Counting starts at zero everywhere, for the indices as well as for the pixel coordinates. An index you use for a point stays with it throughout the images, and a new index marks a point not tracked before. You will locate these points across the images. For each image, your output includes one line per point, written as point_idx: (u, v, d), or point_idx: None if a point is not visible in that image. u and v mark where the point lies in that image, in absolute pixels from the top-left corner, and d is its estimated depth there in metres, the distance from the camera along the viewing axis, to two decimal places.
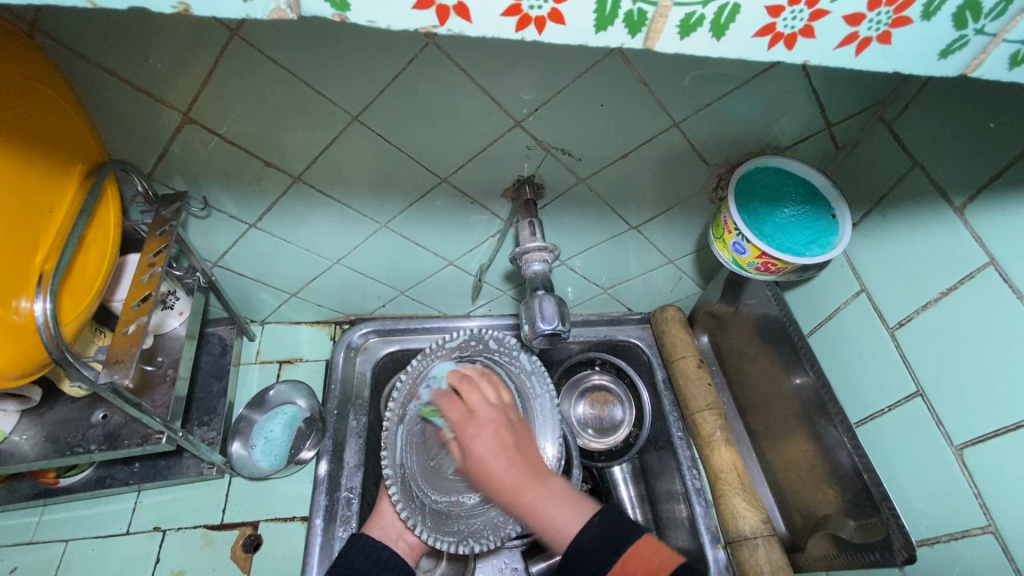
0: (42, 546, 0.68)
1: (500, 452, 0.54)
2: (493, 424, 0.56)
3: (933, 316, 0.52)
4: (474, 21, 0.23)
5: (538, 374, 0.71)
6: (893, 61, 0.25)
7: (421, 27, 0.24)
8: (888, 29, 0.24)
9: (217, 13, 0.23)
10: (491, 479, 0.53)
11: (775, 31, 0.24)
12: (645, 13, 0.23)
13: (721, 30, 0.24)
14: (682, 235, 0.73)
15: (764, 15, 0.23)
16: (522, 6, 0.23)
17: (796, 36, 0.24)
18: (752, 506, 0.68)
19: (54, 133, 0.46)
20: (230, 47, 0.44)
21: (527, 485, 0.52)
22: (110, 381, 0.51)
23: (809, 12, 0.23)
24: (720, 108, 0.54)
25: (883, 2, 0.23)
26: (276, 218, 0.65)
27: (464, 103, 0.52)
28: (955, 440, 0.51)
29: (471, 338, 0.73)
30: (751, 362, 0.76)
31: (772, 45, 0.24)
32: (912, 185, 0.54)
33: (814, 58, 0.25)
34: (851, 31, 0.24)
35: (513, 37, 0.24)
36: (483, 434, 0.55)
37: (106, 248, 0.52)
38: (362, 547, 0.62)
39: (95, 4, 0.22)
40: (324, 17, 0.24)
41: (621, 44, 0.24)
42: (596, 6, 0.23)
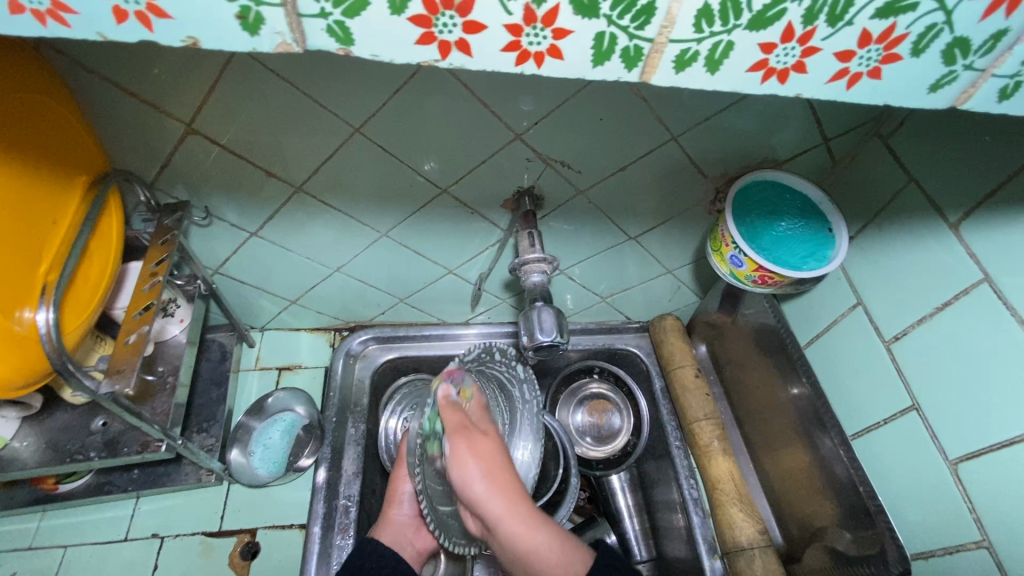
0: (41, 551, 0.68)
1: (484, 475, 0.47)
2: (488, 443, 0.49)
3: (928, 331, 0.53)
4: (475, 56, 0.24)
5: (528, 380, 0.69)
6: (883, 95, 0.25)
7: (423, 61, 0.24)
8: (877, 66, 0.24)
9: (226, 47, 0.24)
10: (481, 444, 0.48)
11: (768, 66, 0.24)
12: (641, 49, 0.24)
13: (715, 65, 0.24)
14: (680, 245, 0.73)
15: (757, 52, 0.24)
16: (521, 42, 0.23)
17: (789, 71, 0.24)
18: (749, 517, 0.68)
19: (55, 145, 0.46)
20: (234, 60, 0.45)
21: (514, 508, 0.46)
22: (110, 391, 0.51)
23: (801, 49, 0.23)
24: (718, 122, 0.55)
25: (873, 40, 0.23)
26: (278, 227, 0.66)
27: (465, 115, 0.52)
28: (949, 454, 0.51)
29: (483, 349, 0.66)
30: (748, 372, 0.77)
31: (765, 79, 0.25)
32: (907, 200, 0.54)
33: (806, 91, 0.25)
34: (842, 66, 0.24)
35: (513, 71, 0.25)
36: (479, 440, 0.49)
37: (108, 258, 0.53)
38: (371, 553, 0.61)
39: (106, 38, 0.23)
40: (330, 52, 0.24)
41: (618, 78, 0.25)
42: (593, 42, 0.23)
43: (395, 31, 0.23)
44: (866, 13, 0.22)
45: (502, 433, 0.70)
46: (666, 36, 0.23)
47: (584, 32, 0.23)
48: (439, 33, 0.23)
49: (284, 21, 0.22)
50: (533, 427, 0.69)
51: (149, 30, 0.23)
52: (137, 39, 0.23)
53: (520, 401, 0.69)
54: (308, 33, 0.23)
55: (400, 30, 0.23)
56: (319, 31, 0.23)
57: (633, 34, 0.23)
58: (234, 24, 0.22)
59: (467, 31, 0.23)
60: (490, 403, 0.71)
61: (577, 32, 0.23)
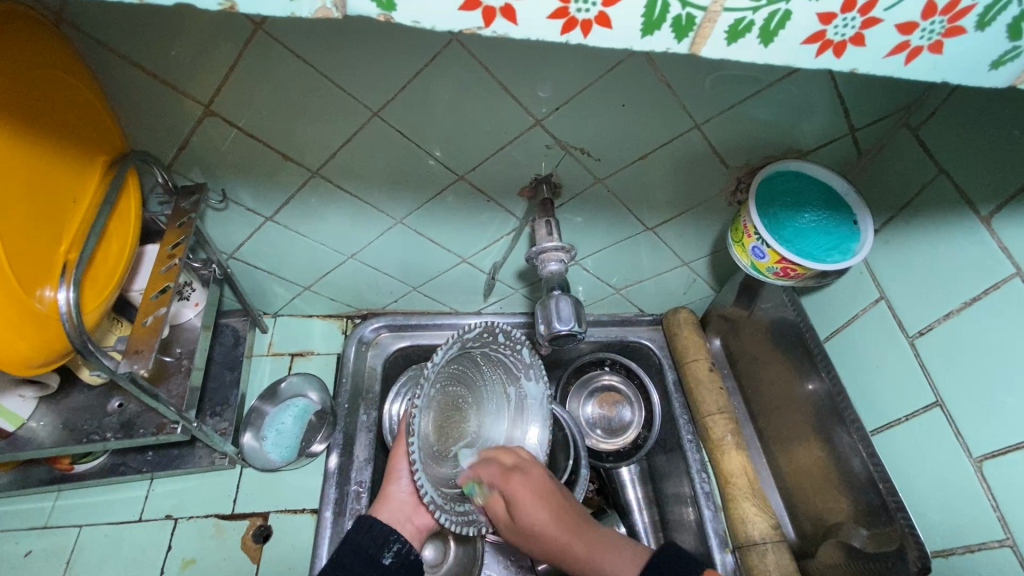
0: (56, 530, 0.69)
1: (541, 529, 0.57)
2: (539, 476, 0.61)
3: (954, 326, 0.52)
4: (519, 23, 0.23)
5: (534, 367, 0.71)
6: (943, 71, 0.24)
7: (465, 28, 0.24)
8: (940, 39, 0.23)
9: (265, 12, 0.23)
10: (531, 507, 0.58)
11: (825, 38, 0.23)
12: (694, 18, 0.23)
13: (769, 36, 0.23)
14: (697, 237, 0.72)
15: (815, 22, 0.23)
16: (568, 9, 0.22)
17: (846, 43, 0.23)
18: (762, 512, 0.67)
19: (77, 124, 0.46)
20: (253, 39, 0.44)
21: (569, 547, 0.57)
22: (129, 370, 0.51)
23: (861, 20, 0.22)
24: (740, 112, 0.54)
25: (938, 11, 0.22)
26: (293, 212, 0.65)
27: (484, 99, 0.51)
28: (973, 452, 0.50)
29: (484, 329, 0.63)
30: (763, 367, 0.76)
31: (820, 52, 0.24)
32: (936, 192, 0.53)
33: (862, 65, 0.24)
34: (903, 39, 0.23)
35: (558, 40, 0.24)
36: (527, 511, 0.58)
37: (127, 239, 0.53)
38: (369, 531, 0.60)
39: None
40: (369, 17, 0.24)
41: (666, 49, 0.24)
42: (643, 10, 0.22)
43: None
44: None
45: (512, 420, 0.72)
46: (720, 4, 0.22)
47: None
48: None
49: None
50: (542, 415, 0.72)
51: None
52: None
53: (525, 390, 0.71)
54: None
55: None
56: None
57: (686, 2, 0.22)
58: None
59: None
60: (497, 388, 0.72)
61: None
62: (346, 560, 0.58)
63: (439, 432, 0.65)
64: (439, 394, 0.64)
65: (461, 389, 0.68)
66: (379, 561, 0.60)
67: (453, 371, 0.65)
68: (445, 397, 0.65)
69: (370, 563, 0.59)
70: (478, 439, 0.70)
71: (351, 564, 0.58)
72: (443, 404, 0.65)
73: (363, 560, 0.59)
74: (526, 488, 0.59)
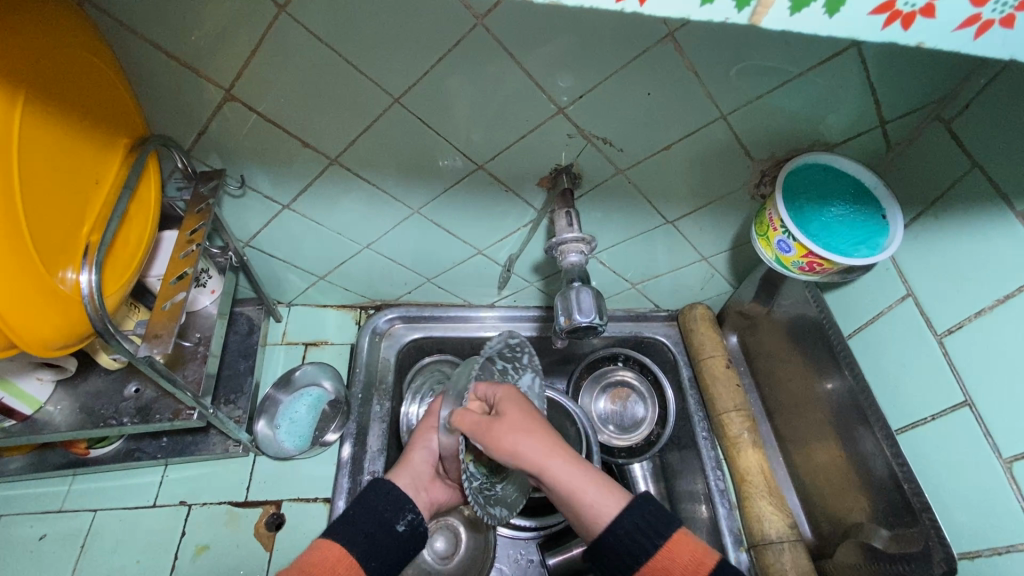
0: (71, 514, 0.69)
1: (526, 440, 0.50)
2: (517, 410, 0.52)
3: (986, 325, 0.51)
4: None
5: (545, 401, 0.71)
6: (1014, 47, 0.23)
7: None
8: (1013, 11, 0.22)
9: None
10: (513, 440, 0.49)
11: (894, 9, 0.22)
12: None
13: (835, 5, 0.22)
14: (718, 231, 0.71)
15: None
16: None
17: (915, 14, 0.22)
18: (779, 510, 0.66)
19: (100, 106, 0.45)
20: (276, 23, 0.44)
21: (553, 457, 0.50)
22: (148, 354, 0.51)
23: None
24: (768, 103, 0.53)
25: None
26: (310, 200, 0.65)
27: (507, 86, 0.50)
28: (1003, 453, 0.49)
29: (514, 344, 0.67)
30: (781, 364, 0.75)
31: (888, 24, 0.23)
32: (969, 188, 0.52)
33: (928, 39, 0.23)
34: (974, 12, 0.22)
35: (613, 8, 0.22)
36: (513, 421, 0.51)
37: (146, 223, 0.53)
38: (387, 494, 0.57)
39: None
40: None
41: (725, 19, 0.22)
42: None
43: None
44: None
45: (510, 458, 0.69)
46: None
47: None
48: None
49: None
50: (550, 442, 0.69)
51: None
52: None
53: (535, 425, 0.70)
54: None
55: None
56: None
57: None
58: None
59: None
60: None
61: None
62: (357, 516, 0.55)
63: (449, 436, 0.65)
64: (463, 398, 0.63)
65: None
66: (394, 526, 0.56)
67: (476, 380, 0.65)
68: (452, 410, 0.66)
69: (383, 528, 0.55)
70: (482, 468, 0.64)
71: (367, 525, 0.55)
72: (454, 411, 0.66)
73: (378, 521, 0.56)
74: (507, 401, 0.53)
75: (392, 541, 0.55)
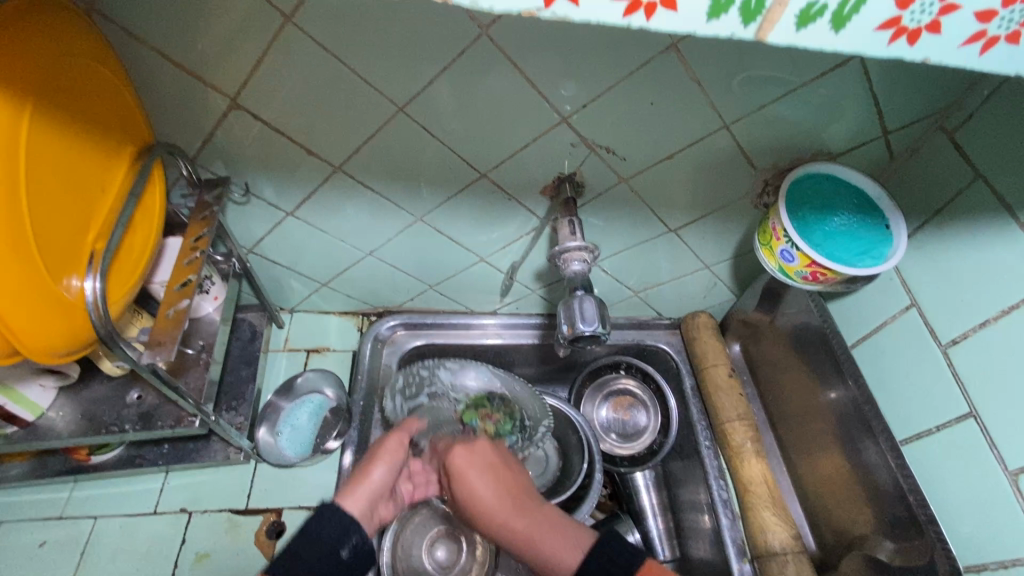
0: (71, 521, 0.69)
1: (486, 495, 0.57)
2: (478, 468, 0.59)
3: (992, 335, 0.50)
4: (582, 5, 0.21)
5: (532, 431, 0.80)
6: (1016, 62, 0.24)
7: (526, 9, 0.22)
8: (1018, 28, 0.22)
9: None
10: (473, 499, 0.57)
11: (900, 24, 0.22)
12: (762, 1, 0.21)
13: (841, 21, 0.22)
14: (720, 240, 0.71)
15: (891, 7, 0.22)
16: None
17: (921, 30, 0.22)
18: (783, 521, 0.66)
19: (107, 115, 0.46)
20: (282, 33, 0.44)
21: (511, 514, 0.56)
22: (151, 362, 0.51)
23: (939, 5, 0.22)
24: (772, 112, 0.53)
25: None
26: (314, 207, 0.65)
27: (511, 97, 0.51)
28: (1009, 464, 0.49)
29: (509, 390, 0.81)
30: (784, 374, 0.75)
31: (893, 39, 0.23)
32: (973, 198, 0.52)
33: (936, 54, 0.23)
34: (980, 28, 0.22)
35: (619, 24, 0.22)
36: (473, 478, 0.58)
37: (151, 230, 0.53)
38: (332, 519, 0.54)
39: None
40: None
41: (731, 34, 0.23)
42: None
43: None
44: None
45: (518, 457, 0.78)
46: None
47: None
48: None
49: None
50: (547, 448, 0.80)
51: None
52: None
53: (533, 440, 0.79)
54: None
55: None
56: None
57: None
58: None
59: None
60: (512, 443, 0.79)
61: None
62: (301, 549, 0.52)
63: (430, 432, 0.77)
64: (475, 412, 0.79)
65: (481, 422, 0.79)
66: (338, 554, 0.53)
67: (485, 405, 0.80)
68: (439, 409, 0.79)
69: (326, 557, 0.52)
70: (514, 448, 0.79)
71: (309, 555, 0.52)
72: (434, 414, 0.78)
73: (322, 553, 0.52)
74: (473, 455, 0.60)
75: (335, 569, 0.53)
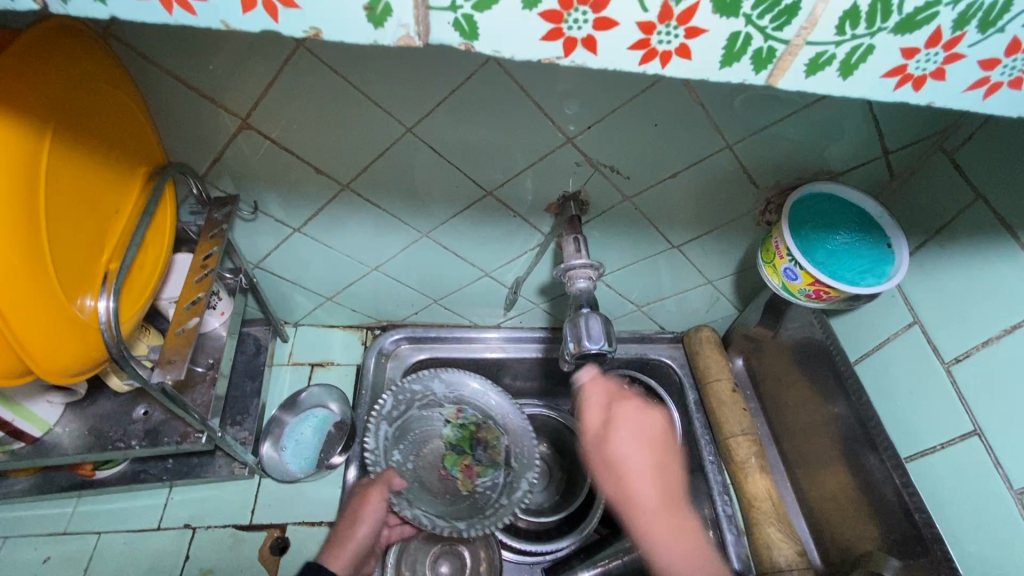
0: (75, 537, 0.69)
1: (638, 464, 0.55)
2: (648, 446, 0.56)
3: (994, 354, 0.51)
4: (598, 53, 0.24)
5: (513, 471, 0.76)
6: (1021, 105, 0.24)
7: (544, 57, 0.24)
8: (1020, 75, 0.23)
9: (348, 39, 0.24)
10: (631, 468, 0.54)
11: (905, 72, 0.23)
12: (774, 50, 0.23)
13: (849, 69, 0.24)
14: (722, 256, 0.72)
15: (897, 56, 0.23)
16: (651, 40, 0.23)
17: (926, 77, 0.24)
18: (788, 538, 0.65)
19: (124, 138, 0.47)
20: (294, 56, 0.45)
21: (659, 505, 0.53)
22: (162, 380, 0.51)
23: (945, 55, 0.23)
24: (775, 132, 0.54)
25: (1022, 48, 0.22)
26: (321, 223, 0.66)
27: (518, 119, 0.52)
28: (1014, 483, 0.49)
29: (492, 414, 0.79)
30: (787, 389, 0.75)
31: (899, 86, 0.24)
32: (974, 218, 0.52)
33: (941, 99, 0.24)
34: (983, 75, 0.23)
35: (635, 70, 0.24)
36: (626, 439, 0.56)
37: (162, 249, 0.54)
38: None
39: (229, 27, 0.23)
40: (450, 46, 0.24)
41: (743, 80, 0.24)
42: (725, 42, 0.23)
43: (522, 26, 0.23)
44: (1019, 20, 0.22)
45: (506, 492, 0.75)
46: (802, 38, 0.23)
47: (718, 31, 0.23)
48: (568, 29, 0.23)
49: (412, 14, 0.22)
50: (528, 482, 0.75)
51: (274, 20, 0.23)
52: (260, 29, 0.23)
53: (518, 474, 0.76)
54: (433, 26, 0.23)
55: (529, 27, 0.23)
56: (444, 25, 0.23)
57: (769, 35, 0.23)
58: (361, 16, 0.22)
59: (597, 28, 0.23)
60: (497, 477, 0.76)
61: (710, 32, 0.23)
62: None
63: (417, 446, 0.77)
64: (450, 446, 0.78)
65: (460, 460, 0.77)
66: None
67: (469, 439, 0.78)
68: (429, 420, 0.79)
69: None
70: (488, 498, 0.75)
71: None
72: (422, 425, 0.78)
73: None
74: (635, 422, 0.57)
75: None
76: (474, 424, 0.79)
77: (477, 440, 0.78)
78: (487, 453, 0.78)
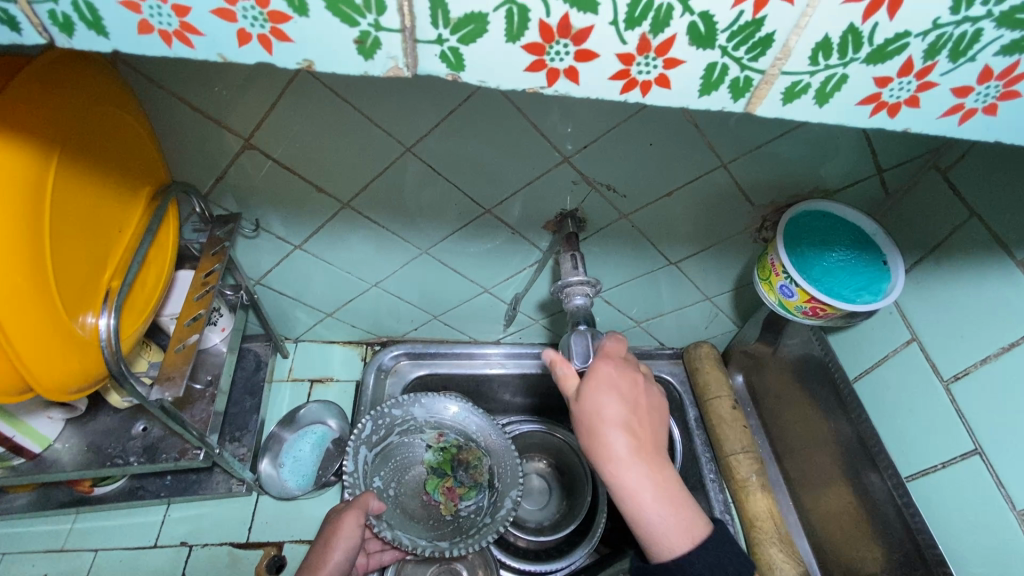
0: (72, 554, 0.68)
1: (614, 418, 0.50)
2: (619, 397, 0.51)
3: (993, 371, 0.51)
4: (581, 83, 0.24)
5: (496, 492, 0.75)
6: (995, 130, 0.25)
7: (529, 87, 0.25)
8: (995, 101, 0.24)
9: (340, 69, 0.24)
10: (604, 421, 0.49)
11: (880, 100, 0.24)
12: (751, 80, 0.24)
13: (825, 97, 0.24)
14: (720, 273, 0.72)
15: (871, 85, 0.24)
16: (630, 71, 0.24)
17: (900, 104, 0.24)
18: (790, 559, 0.64)
19: (127, 159, 0.48)
20: (296, 80, 0.46)
21: (636, 459, 0.49)
22: (160, 397, 0.51)
23: (917, 83, 0.23)
24: (769, 151, 0.54)
25: (993, 77, 0.23)
26: (322, 240, 0.66)
27: (515, 139, 0.53)
28: (1017, 504, 0.49)
29: (474, 437, 0.78)
30: (787, 406, 0.75)
31: (874, 113, 0.25)
32: (969, 236, 0.53)
33: (916, 124, 0.25)
34: (957, 102, 0.24)
35: (617, 99, 0.25)
36: (602, 394, 0.50)
37: (163, 267, 0.54)
38: None
39: (225, 59, 0.24)
40: (438, 76, 0.25)
41: (722, 107, 0.25)
42: (703, 72, 0.24)
43: (506, 58, 0.23)
44: (990, 50, 0.22)
45: (489, 513, 0.73)
46: (778, 68, 0.24)
47: (696, 63, 0.23)
48: (550, 61, 0.23)
49: (400, 46, 0.23)
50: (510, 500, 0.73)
51: (268, 53, 0.23)
52: (255, 61, 0.24)
53: (500, 492, 0.74)
54: (421, 57, 0.24)
55: (514, 58, 0.23)
56: (432, 57, 0.24)
57: (745, 65, 0.23)
58: (352, 49, 0.23)
59: (579, 59, 0.23)
60: (481, 499, 0.75)
61: (688, 62, 0.23)
62: None
63: (399, 472, 0.77)
64: (433, 470, 0.77)
65: (443, 484, 0.76)
66: None
67: (451, 462, 0.78)
68: (410, 447, 0.78)
69: None
70: (472, 520, 0.73)
71: None
72: (403, 452, 0.77)
73: None
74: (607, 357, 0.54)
75: None
76: (455, 446, 0.78)
77: (459, 463, 0.78)
78: (467, 476, 0.77)
